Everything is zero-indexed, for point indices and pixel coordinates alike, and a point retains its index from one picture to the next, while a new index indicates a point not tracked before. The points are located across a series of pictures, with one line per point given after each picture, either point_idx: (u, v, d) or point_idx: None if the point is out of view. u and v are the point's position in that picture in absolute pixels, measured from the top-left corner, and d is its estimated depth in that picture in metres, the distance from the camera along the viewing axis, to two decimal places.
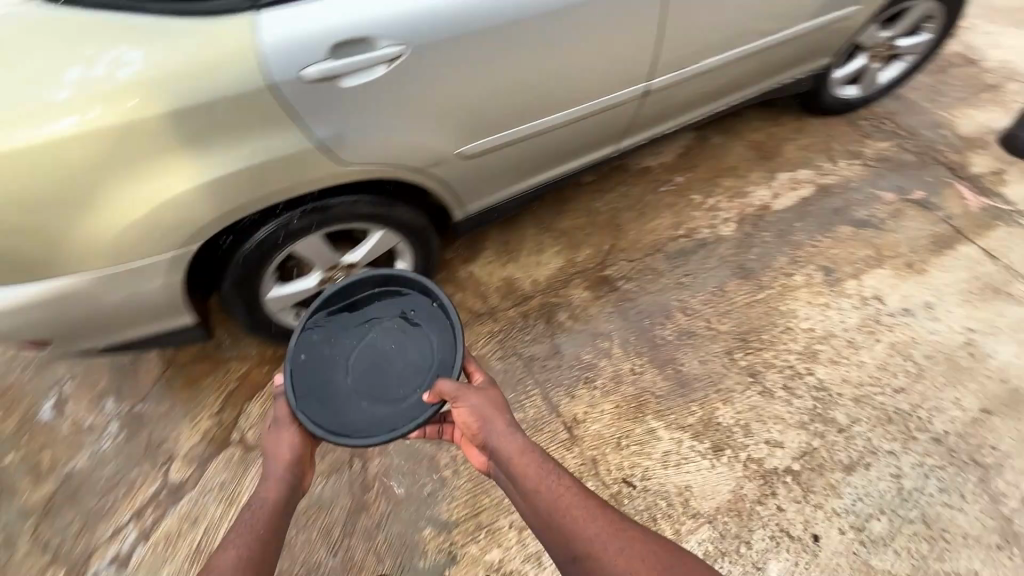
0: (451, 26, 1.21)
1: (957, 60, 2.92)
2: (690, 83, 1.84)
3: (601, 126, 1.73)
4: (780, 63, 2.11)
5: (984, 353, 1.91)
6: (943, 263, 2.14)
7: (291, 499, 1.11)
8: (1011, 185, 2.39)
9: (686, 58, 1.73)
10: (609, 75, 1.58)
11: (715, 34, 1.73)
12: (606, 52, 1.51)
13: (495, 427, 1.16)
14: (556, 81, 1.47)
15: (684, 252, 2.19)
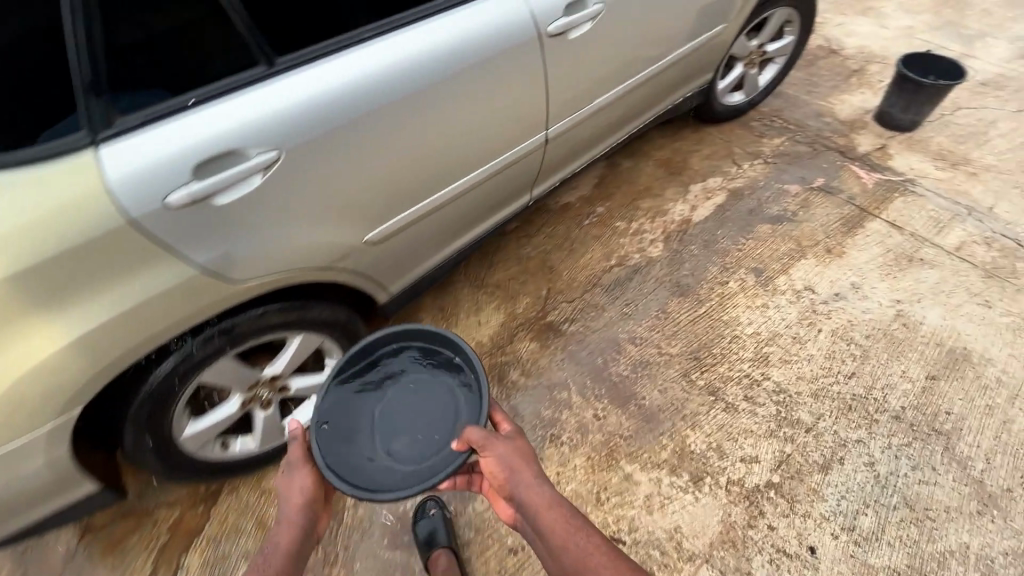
0: (326, 121, 1.14)
1: (821, 53, 3.17)
2: (587, 123, 1.86)
3: (509, 181, 1.71)
4: (667, 87, 2.19)
5: (915, 322, 1.99)
6: (858, 242, 2.24)
7: (304, 546, 1.04)
8: (896, 156, 2.57)
9: (577, 102, 1.75)
10: (505, 134, 1.56)
11: (599, 74, 1.76)
12: (496, 114, 1.49)
13: (520, 477, 1.06)
14: (452, 150, 1.44)
15: (620, 282, 2.18)
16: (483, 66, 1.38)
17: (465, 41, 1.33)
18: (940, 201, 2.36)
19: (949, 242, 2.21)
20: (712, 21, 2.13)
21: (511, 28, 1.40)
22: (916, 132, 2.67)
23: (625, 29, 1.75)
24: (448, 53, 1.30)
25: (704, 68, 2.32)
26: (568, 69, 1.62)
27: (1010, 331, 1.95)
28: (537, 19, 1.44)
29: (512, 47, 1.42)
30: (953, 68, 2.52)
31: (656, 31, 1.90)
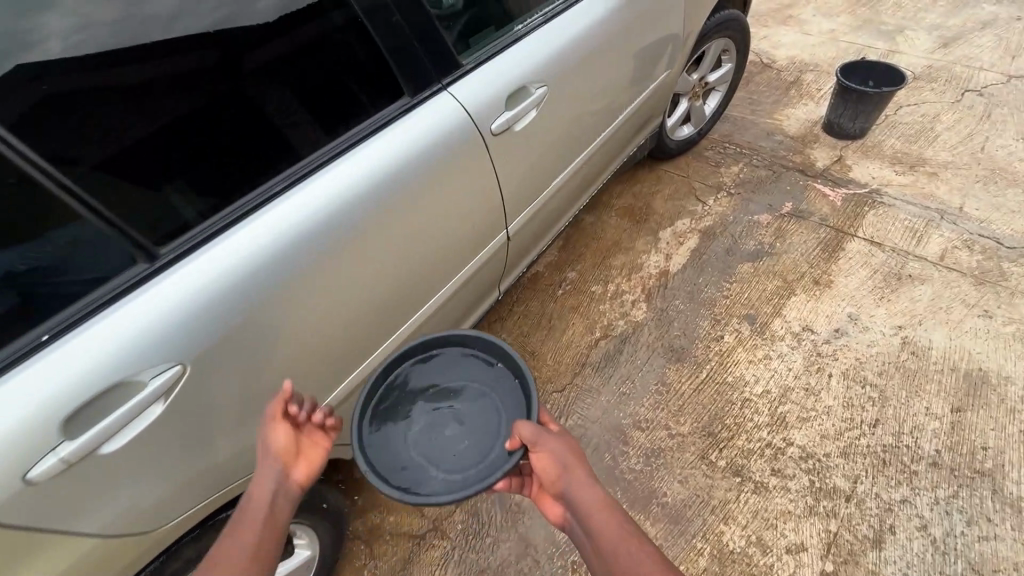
0: (236, 308, 0.95)
1: (755, 69, 3.14)
2: (544, 209, 1.73)
3: (471, 290, 1.55)
4: (617, 144, 2.08)
5: (923, 348, 1.88)
6: (843, 267, 2.13)
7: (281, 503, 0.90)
8: (856, 167, 2.51)
9: (532, 190, 1.60)
10: (461, 246, 1.39)
11: (549, 151, 1.60)
12: (446, 229, 1.32)
13: (575, 481, 0.89)
14: (399, 284, 1.26)
15: (610, 357, 1.98)
16: (419, 187, 1.21)
17: (394, 166, 1.16)
18: (911, 208, 2.29)
19: (931, 252, 2.13)
20: (654, 69, 2.03)
21: (446, 137, 1.23)
22: (867, 138, 2.63)
23: (570, 101, 1.60)
24: (375, 184, 1.13)
25: (651, 114, 2.23)
26: (518, 162, 1.47)
27: (1018, 341, 1.86)
28: (476, 121, 1.27)
29: (450, 158, 1.25)
30: (891, 72, 2.50)
31: (602, 93, 1.76)
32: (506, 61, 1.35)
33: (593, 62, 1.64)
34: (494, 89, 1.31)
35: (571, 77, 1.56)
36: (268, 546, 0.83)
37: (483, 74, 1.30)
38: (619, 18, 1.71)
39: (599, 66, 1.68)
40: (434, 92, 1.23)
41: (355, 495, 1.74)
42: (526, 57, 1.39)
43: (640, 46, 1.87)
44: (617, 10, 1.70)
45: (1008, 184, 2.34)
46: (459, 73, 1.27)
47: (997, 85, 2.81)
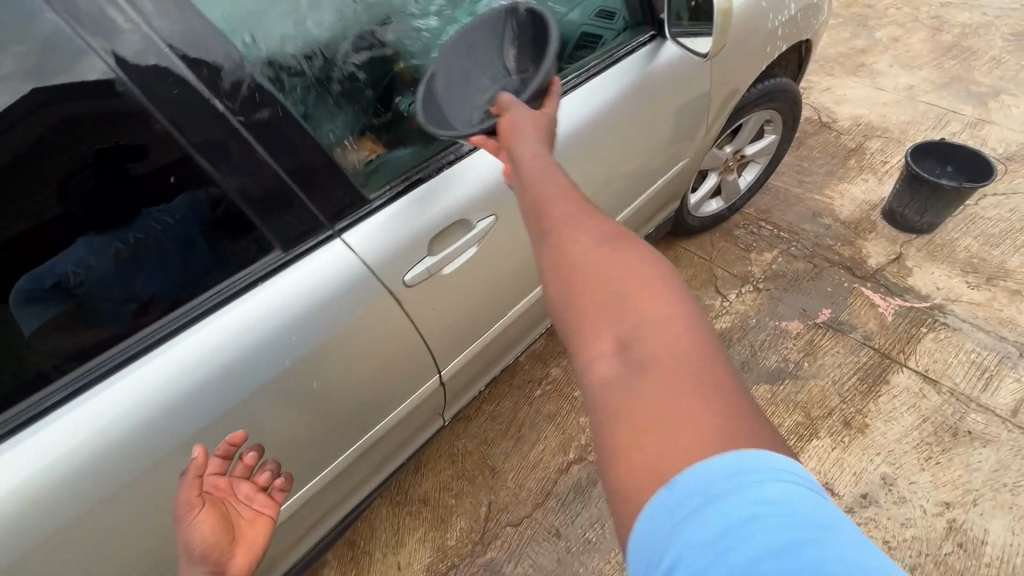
0: (73, 495, 0.79)
1: (810, 128, 2.71)
2: (500, 339, 1.42)
3: (393, 437, 1.32)
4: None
5: (974, 540, 1.48)
6: (884, 409, 1.74)
7: None
8: (917, 270, 2.08)
9: (480, 326, 1.28)
10: (366, 402, 1.13)
11: (520, 277, 1.31)
12: (350, 388, 1.07)
13: (522, 133, 0.84)
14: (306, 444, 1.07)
15: (580, 489, 1.69)
16: (309, 349, 0.96)
17: (279, 323, 0.92)
18: (981, 337, 1.86)
19: (1000, 402, 1.71)
20: (667, 160, 1.67)
21: (340, 294, 0.96)
22: (938, 233, 2.19)
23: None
24: (254, 349, 0.91)
25: (663, 203, 1.87)
26: (451, 307, 1.16)
27: None
28: (378, 277, 0.99)
29: (346, 316, 0.98)
30: (975, 161, 2.06)
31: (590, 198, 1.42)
32: (431, 193, 1.04)
33: (574, 168, 1.30)
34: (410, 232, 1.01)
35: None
36: None
37: (395, 212, 1.00)
38: (618, 111, 1.35)
39: (585, 171, 1.34)
40: (324, 239, 0.96)
41: None
42: (466, 182, 1.07)
43: (646, 140, 1.50)
44: (620, 99, 1.35)
45: None
46: (362, 212, 0.98)
47: None
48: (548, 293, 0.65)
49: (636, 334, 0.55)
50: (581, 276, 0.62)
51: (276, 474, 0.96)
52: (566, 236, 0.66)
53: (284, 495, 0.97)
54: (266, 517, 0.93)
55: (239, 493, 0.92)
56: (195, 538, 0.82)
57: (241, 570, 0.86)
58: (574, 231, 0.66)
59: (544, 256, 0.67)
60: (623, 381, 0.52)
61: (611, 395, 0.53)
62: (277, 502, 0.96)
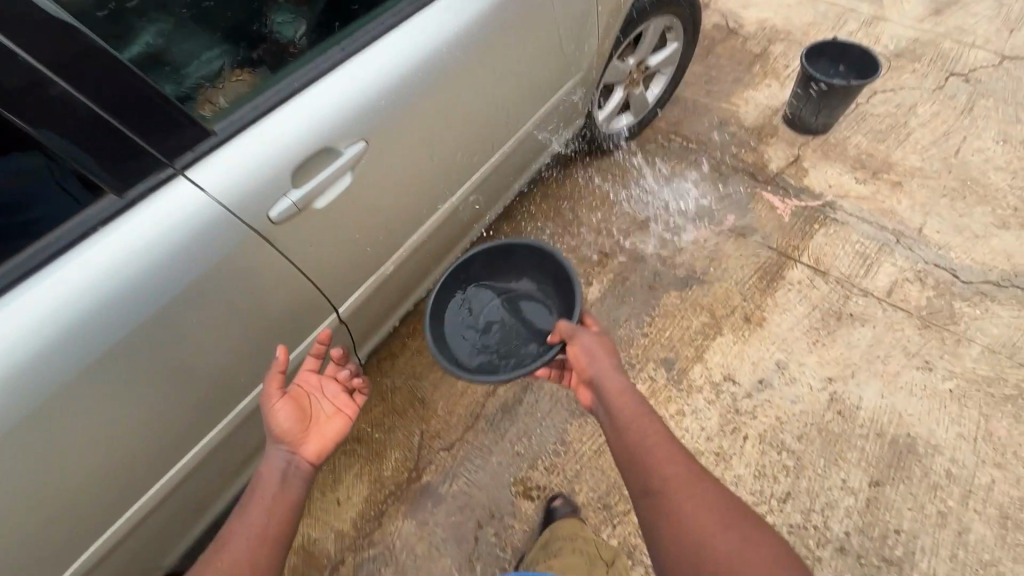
0: None
1: (718, 35, 2.70)
2: (394, 280, 1.42)
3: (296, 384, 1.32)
4: (505, 172, 1.73)
5: (851, 407, 1.68)
6: (780, 303, 1.88)
7: (296, 476, 0.95)
8: (813, 171, 2.19)
9: (367, 264, 1.26)
10: (250, 346, 1.11)
11: (413, 205, 1.30)
12: (233, 329, 1.05)
13: (604, 368, 1.05)
14: (200, 382, 1.05)
15: (508, 408, 1.76)
16: (187, 293, 0.93)
17: (154, 267, 0.87)
18: (865, 229, 2.02)
19: (879, 285, 1.89)
20: (558, 77, 1.64)
21: (205, 235, 0.90)
22: (832, 132, 2.29)
23: (417, 149, 1.21)
24: (129, 294, 0.86)
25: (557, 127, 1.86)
26: (328, 250, 1.11)
27: (957, 400, 1.66)
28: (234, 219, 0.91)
29: (214, 260, 0.93)
30: (864, 58, 2.13)
31: (472, 123, 1.37)
32: (285, 122, 0.94)
33: (452, 88, 1.22)
34: (266, 170, 0.92)
35: (413, 120, 1.14)
36: (276, 523, 0.88)
37: (243, 146, 0.90)
38: (493, 24, 1.26)
39: (463, 93, 1.27)
40: (166, 179, 0.86)
41: None
42: (325, 108, 0.97)
43: (526, 59, 1.44)
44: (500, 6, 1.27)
45: (977, 200, 2.06)
46: (206, 148, 0.88)
47: (986, 68, 2.45)
48: (662, 551, 0.83)
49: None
50: (691, 534, 0.81)
51: (354, 374, 1.13)
52: (671, 491, 0.86)
53: (361, 398, 1.12)
54: (338, 419, 1.06)
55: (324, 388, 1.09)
56: (276, 421, 0.99)
57: (312, 456, 0.99)
58: (680, 490, 0.86)
59: (651, 496, 0.88)
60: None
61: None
62: (355, 404, 1.11)
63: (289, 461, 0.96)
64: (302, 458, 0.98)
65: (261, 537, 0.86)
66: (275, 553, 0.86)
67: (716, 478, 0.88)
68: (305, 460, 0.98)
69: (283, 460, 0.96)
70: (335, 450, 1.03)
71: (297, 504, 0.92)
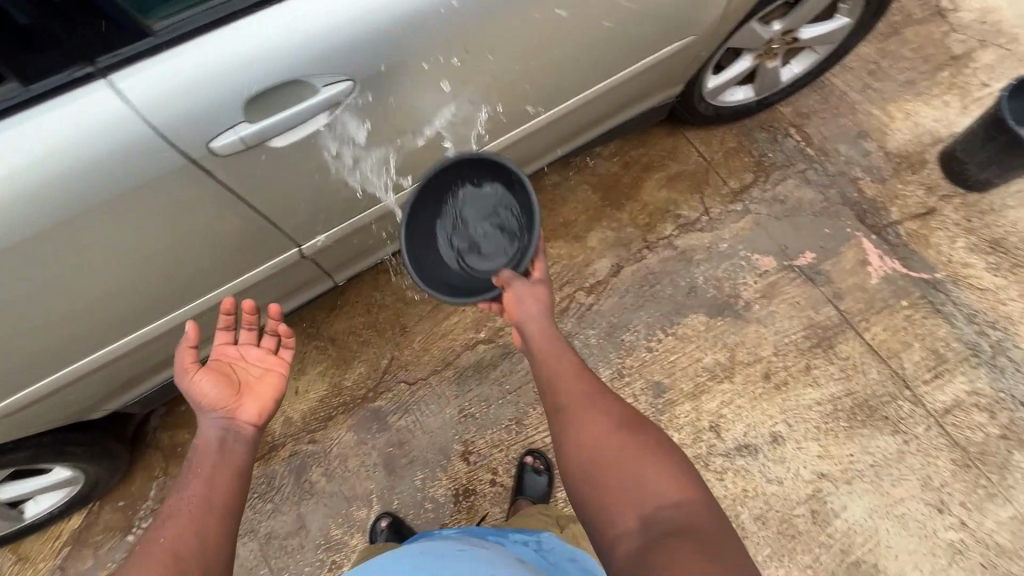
0: None
1: (918, 12, 2.07)
2: (380, 222, 1.30)
3: (254, 296, 1.25)
4: (557, 132, 1.46)
5: (828, 512, 1.51)
6: (813, 373, 1.64)
7: (237, 447, 0.90)
8: (938, 234, 1.76)
9: (347, 204, 1.15)
10: (192, 261, 1.02)
11: (424, 153, 1.15)
12: (171, 246, 0.95)
13: (528, 311, 0.98)
14: (142, 283, 1.00)
15: (480, 368, 1.70)
16: (109, 208, 0.82)
17: (68, 173, 0.76)
18: (961, 328, 1.66)
19: (938, 398, 1.59)
20: (663, 32, 1.30)
21: (135, 145, 0.77)
22: (990, 195, 1.80)
23: (430, 94, 1.00)
24: (38, 196, 0.76)
25: (640, 93, 1.53)
26: (295, 186, 0.99)
27: (950, 554, 1.46)
28: (169, 142, 0.78)
29: (143, 181, 0.81)
30: None
31: (522, 71, 1.11)
32: (255, 31, 0.77)
33: (496, 32, 0.98)
34: (217, 90, 0.77)
35: (429, 63, 0.93)
36: (222, 492, 0.83)
37: (195, 51, 0.75)
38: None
39: (514, 37, 1.01)
40: (101, 73, 0.73)
41: (174, 405, 1.69)
42: (311, 28, 0.79)
43: (614, 11, 1.14)
44: None
45: None
46: (147, 45, 0.73)
47: None
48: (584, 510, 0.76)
49: (650, 509, 0.70)
50: (595, 466, 0.77)
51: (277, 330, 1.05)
52: (575, 428, 0.82)
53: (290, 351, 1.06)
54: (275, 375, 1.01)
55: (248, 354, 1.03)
56: (198, 395, 0.92)
57: (253, 416, 0.94)
58: (586, 414, 0.82)
59: (560, 435, 0.83)
60: (639, 547, 0.67)
61: (636, 557, 0.66)
62: (284, 359, 1.05)
63: (224, 428, 0.91)
64: (241, 421, 0.93)
65: (204, 509, 0.81)
66: (227, 523, 0.81)
67: (614, 392, 0.86)
68: (242, 423, 0.92)
69: (222, 425, 0.91)
70: (277, 408, 0.99)
71: (246, 467, 0.89)
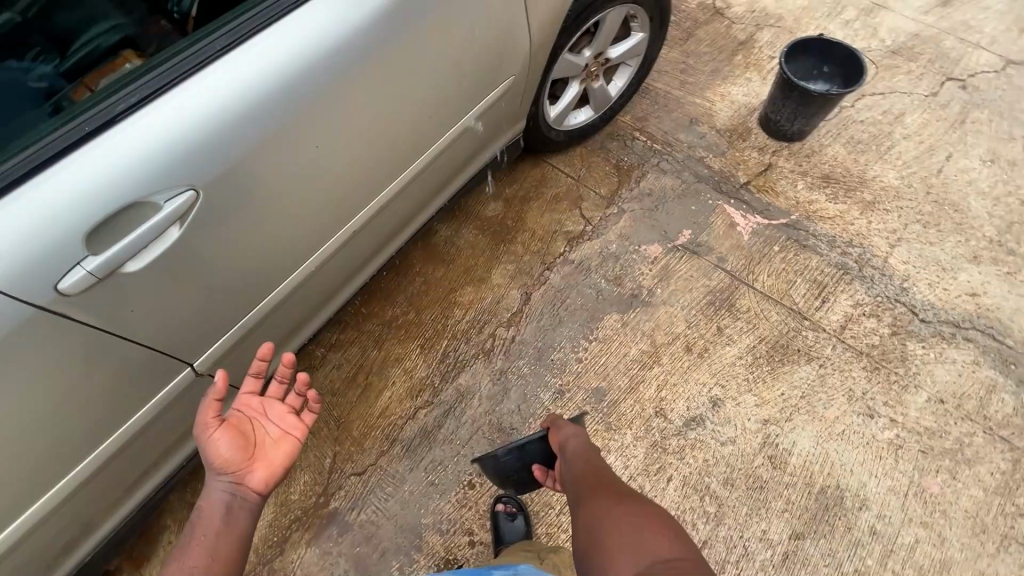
0: None
1: (702, 16, 2.44)
2: (269, 318, 1.30)
3: (156, 427, 1.21)
4: (425, 186, 1.55)
5: (782, 452, 1.60)
6: (726, 332, 1.76)
7: (242, 522, 0.89)
8: (781, 183, 2.02)
9: (236, 304, 1.17)
10: (89, 397, 1.01)
11: (298, 235, 1.20)
12: (63, 383, 0.95)
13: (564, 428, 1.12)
14: (41, 436, 0.97)
15: (426, 433, 1.67)
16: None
17: None
18: (827, 254, 1.87)
19: (832, 318, 1.77)
20: (488, 78, 1.45)
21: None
22: (808, 141, 2.09)
23: (276, 182, 1.06)
24: None
25: (490, 134, 1.67)
26: (170, 299, 1.01)
27: (893, 451, 1.58)
28: (19, 287, 0.80)
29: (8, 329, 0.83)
30: (851, 60, 1.93)
31: (369, 140, 1.21)
32: (81, 167, 0.81)
33: (323, 115, 1.07)
34: (61, 226, 0.80)
35: (260, 154, 1.00)
36: (218, 570, 0.83)
37: (20, 198, 0.79)
38: (374, 38, 1.08)
39: (349, 112, 1.12)
40: None
41: None
42: (132, 151, 0.85)
43: (438, 72, 1.27)
44: (397, 15, 1.11)
45: (952, 228, 1.90)
46: None
47: (987, 74, 2.21)
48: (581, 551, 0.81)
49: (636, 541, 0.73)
50: (597, 519, 0.82)
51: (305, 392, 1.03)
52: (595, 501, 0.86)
53: (311, 418, 1.03)
54: (288, 447, 0.98)
55: (270, 409, 1.01)
56: (213, 452, 0.90)
57: (260, 486, 0.92)
58: (597, 488, 0.89)
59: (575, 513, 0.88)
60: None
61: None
62: (305, 424, 1.02)
63: (231, 495, 0.89)
64: (247, 490, 0.91)
65: None
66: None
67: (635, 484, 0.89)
68: (249, 492, 0.91)
69: (226, 494, 0.89)
70: (283, 476, 0.96)
71: (245, 544, 0.88)
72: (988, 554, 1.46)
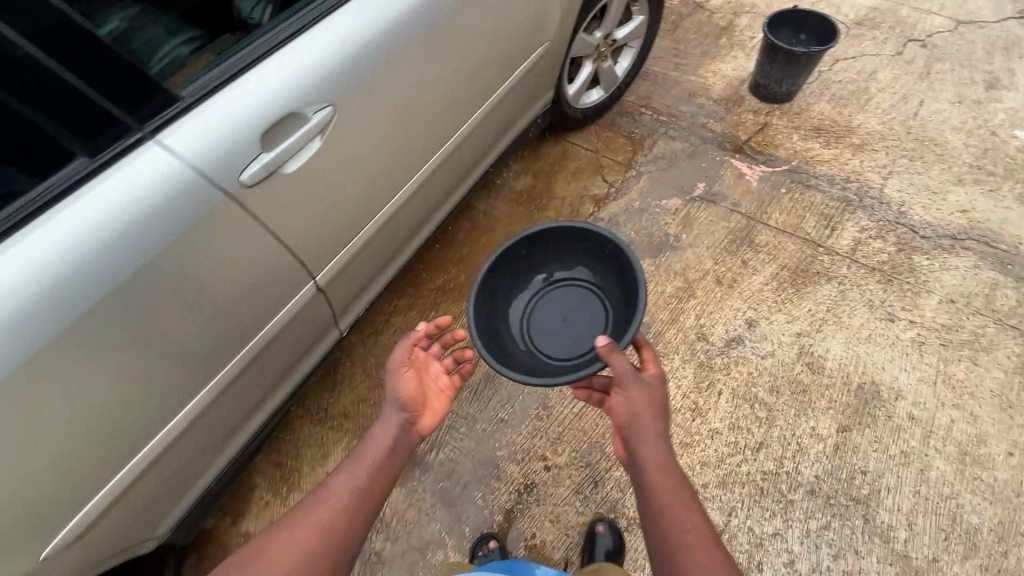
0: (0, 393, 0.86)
1: (684, 9, 2.74)
2: (358, 258, 1.45)
3: (269, 358, 1.35)
4: (477, 145, 1.74)
5: (819, 359, 1.75)
6: (750, 264, 1.95)
7: (397, 459, 1.01)
8: (778, 137, 2.25)
9: (341, 235, 1.33)
10: (236, 303, 1.16)
11: (386, 176, 1.37)
12: (220, 284, 1.10)
13: (640, 429, 0.98)
14: (200, 332, 1.12)
15: (490, 377, 1.81)
16: (40, 358, 0.88)
17: (144, 219, 0.93)
18: (829, 190, 2.09)
19: (842, 242, 1.96)
20: (526, 46, 1.67)
21: (185, 186, 0.96)
22: (795, 101, 2.35)
23: (376, 120, 1.25)
24: (125, 247, 0.93)
25: (527, 101, 1.88)
26: (299, 217, 1.18)
27: (917, 347, 1.75)
28: (207, 180, 0.98)
29: (196, 221, 1.00)
30: (822, 26, 2.22)
31: (440, 92, 1.41)
32: (251, 83, 1.01)
33: (410, 62, 1.27)
34: (240, 129, 0.99)
35: (367, 91, 1.19)
36: (373, 494, 0.94)
37: (211, 107, 0.98)
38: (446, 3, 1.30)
39: (428, 63, 1.32)
40: (136, 143, 0.93)
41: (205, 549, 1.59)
42: (234, 113, 0.99)
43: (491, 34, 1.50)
44: None
45: (935, 159, 2.13)
46: (176, 108, 0.95)
47: (942, 33, 2.50)
48: None
49: None
50: None
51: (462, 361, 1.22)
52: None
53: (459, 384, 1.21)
54: (442, 403, 1.15)
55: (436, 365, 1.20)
56: (401, 386, 1.08)
57: (424, 429, 1.09)
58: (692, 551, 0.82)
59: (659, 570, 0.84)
60: None
61: None
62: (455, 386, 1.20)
63: (400, 429, 1.04)
64: (414, 430, 1.07)
65: (362, 500, 0.92)
66: (361, 527, 0.90)
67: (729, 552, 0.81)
68: (414, 431, 1.07)
69: (398, 426, 1.04)
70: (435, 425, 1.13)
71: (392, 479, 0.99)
72: (1018, 425, 1.61)
